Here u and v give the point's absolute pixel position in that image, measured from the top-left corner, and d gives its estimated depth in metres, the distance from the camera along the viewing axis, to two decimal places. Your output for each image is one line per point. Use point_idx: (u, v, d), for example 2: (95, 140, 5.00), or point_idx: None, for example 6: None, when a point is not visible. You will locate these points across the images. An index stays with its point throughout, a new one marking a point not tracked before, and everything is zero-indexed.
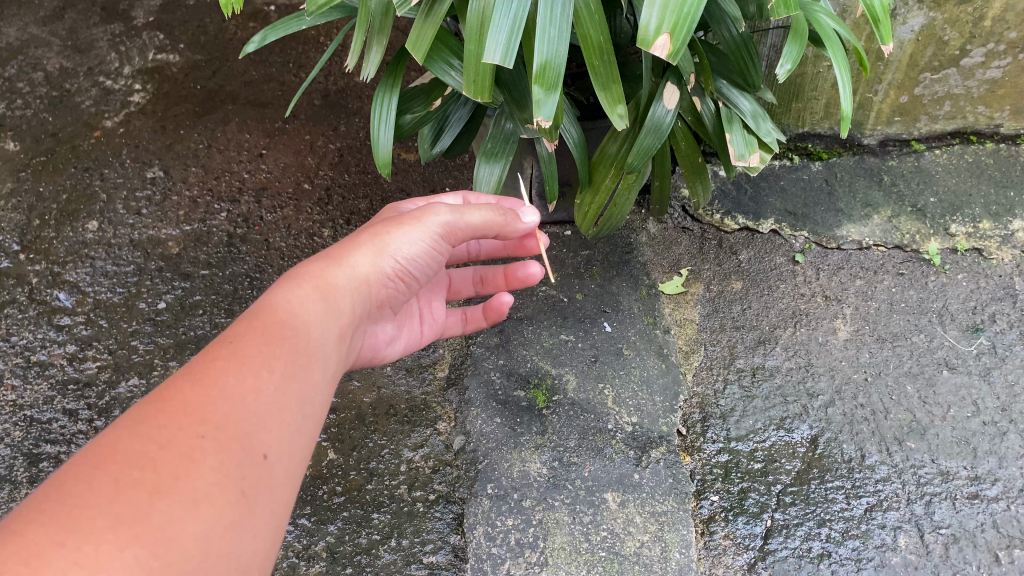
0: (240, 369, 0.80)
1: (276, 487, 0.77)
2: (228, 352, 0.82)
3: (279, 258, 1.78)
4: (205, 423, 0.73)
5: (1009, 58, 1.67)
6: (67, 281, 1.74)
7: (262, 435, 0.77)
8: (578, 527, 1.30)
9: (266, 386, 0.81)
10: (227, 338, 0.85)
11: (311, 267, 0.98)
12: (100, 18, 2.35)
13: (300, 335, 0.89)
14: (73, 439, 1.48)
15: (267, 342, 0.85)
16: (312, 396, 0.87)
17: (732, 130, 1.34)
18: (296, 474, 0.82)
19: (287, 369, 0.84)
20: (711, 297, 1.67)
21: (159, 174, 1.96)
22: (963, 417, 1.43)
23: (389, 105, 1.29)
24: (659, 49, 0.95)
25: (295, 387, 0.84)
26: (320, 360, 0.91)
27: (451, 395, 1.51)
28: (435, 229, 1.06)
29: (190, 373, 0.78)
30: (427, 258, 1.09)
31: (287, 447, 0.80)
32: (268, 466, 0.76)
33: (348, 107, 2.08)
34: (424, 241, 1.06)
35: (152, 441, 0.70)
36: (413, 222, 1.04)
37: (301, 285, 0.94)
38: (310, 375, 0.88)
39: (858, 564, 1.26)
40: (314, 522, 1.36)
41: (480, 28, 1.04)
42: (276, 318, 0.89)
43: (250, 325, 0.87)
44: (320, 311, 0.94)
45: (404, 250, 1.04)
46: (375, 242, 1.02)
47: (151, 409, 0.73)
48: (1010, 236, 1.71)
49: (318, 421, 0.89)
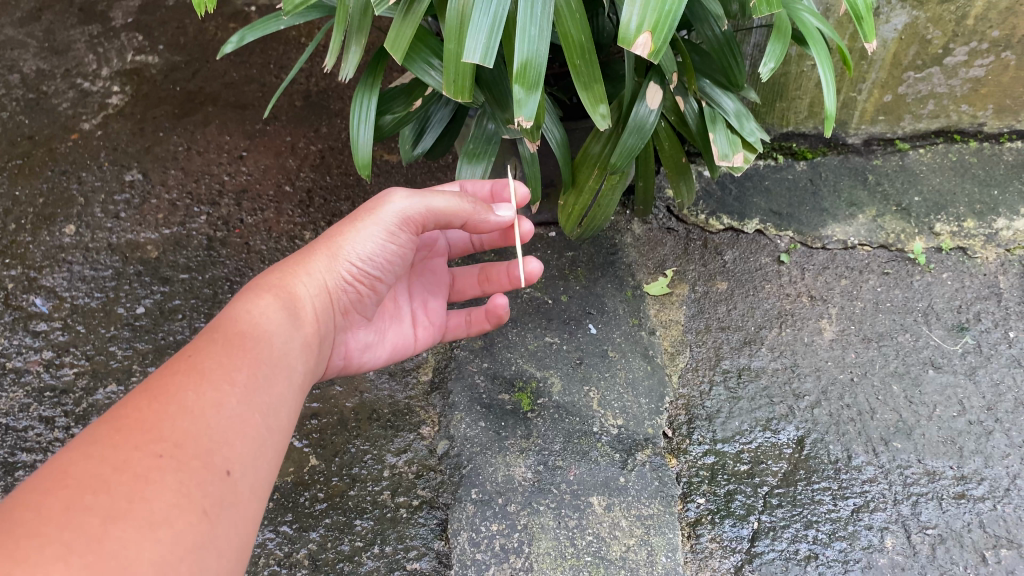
0: (200, 384, 0.80)
1: (241, 503, 0.76)
2: (187, 366, 0.82)
3: (260, 262, 1.75)
4: (163, 440, 0.72)
5: (991, 56, 1.67)
6: (43, 287, 1.71)
7: (224, 451, 0.76)
8: (563, 531, 1.28)
9: (228, 400, 0.81)
10: (187, 352, 0.85)
11: (271, 278, 1.00)
12: (77, 20, 2.32)
13: (261, 346, 0.89)
14: (50, 447, 1.45)
15: (226, 354, 0.86)
16: (276, 409, 0.87)
17: (715, 129, 1.32)
18: (262, 491, 0.80)
19: (248, 381, 0.84)
20: (696, 298, 1.66)
21: (138, 177, 1.93)
22: (949, 417, 1.42)
23: (369, 105, 1.28)
24: (640, 48, 0.94)
25: (256, 400, 0.84)
26: (284, 370, 0.91)
27: (434, 399, 1.50)
28: (390, 220, 1.04)
29: (147, 390, 0.78)
30: (393, 252, 1.07)
31: (251, 463, 0.79)
32: (232, 482, 0.75)
33: (329, 108, 2.07)
34: (381, 236, 1.04)
35: (106, 463, 0.68)
36: (366, 218, 1.03)
37: (261, 296, 0.96)
38: (273, 386, 0.88)
39: (845, 565, 1.25)
40: (296, 529, 1.34)
41: (460, 27, 1.02)
42: (236, 329, 0.90)
43: (210, 339, 0.87)
44: (282, 320, 0.94)
45: (361, 249, 1.03)
46: (330, 246, 1.03)
47: (105, 430, 0.72)
48: (994, 234, 1.71)
49: (284, 436, 0.88)
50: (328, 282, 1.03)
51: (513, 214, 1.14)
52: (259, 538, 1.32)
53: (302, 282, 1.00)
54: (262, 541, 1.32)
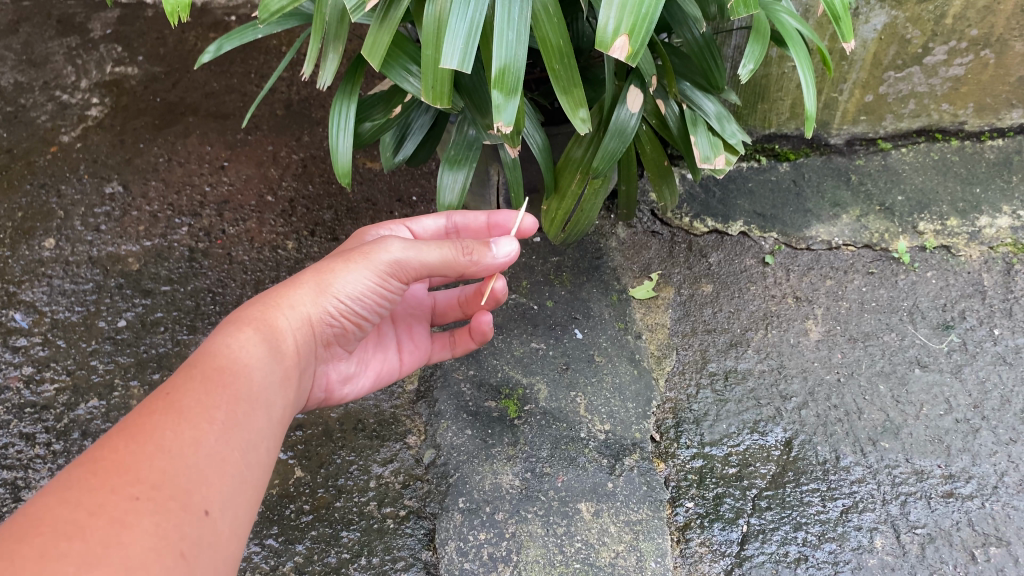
0: (178, 423, 0.78)
1: (219, 544, 0.75)
2: (165, 404, 0.81)
3: (242, 273, 1.74)
4: (141, 482, 0.71)
5: (971, 55, 1.67)
6: (22, 301, 1.69)
7: (202, 491, 0.75)
8: (552, 539, 1.27)
9: (206, 438, 0.79)
10: (165, 390, 0.83)
11: (253, 309, 0.99)
12: (56, 32, 2.29)
13: (241, 382, 0.88)
14: (30, 464, 1.43)
15: (206, 391, 0.84)
16: (255, 445, 0.86)
17: (696, 131, 1.33)
18: (240, 529, 0.80)
19: (227, 419, 0.83)
20: (682, 301, 1.66)
21: (118, 189, 1.91)
22: (936, 415, 1.42)
23: (348, 113, 1.26)
24: (617, 51, 0.94)
25: (235, 437, 0.83)
26: (263, 406, 0.90)
27: (420, 408, 1.48)
28: (382, 267, 1.01)
29: (124, 429, 0.76)
30: (382, 293, 1.05)
31: (230, 501, 0.78)
32: (211, 522, 0.75)
33: (311, 117, 2.05)
34: (371, 279, 1.02)
35: (81, 508, 0.67)
36: (357, 260, 1.01)
37: (242, 329, 0.94)
38: (252, 423, 0.86)
39: (835, 567, 1.24)
40: (282, 542, 1.32)
41: (437, 33, 1.02)
42: (216, 365, 0.88)
43: (188, 375, 0.85)
44: (262, 355, 0.93)
45: (347, 289, 1.01)
46: (318, 280, 1.01)
47: (81, 473, 0.71)
48: (977, 232, 1.72)
49: (262, 473, 0.87)
50: (311, 316, 1.02)
51: (512, 249, 1.05)
52: (244, 552, 1.30)
53: (283, 314, 0.99)
54: (248, 555, 1.30)
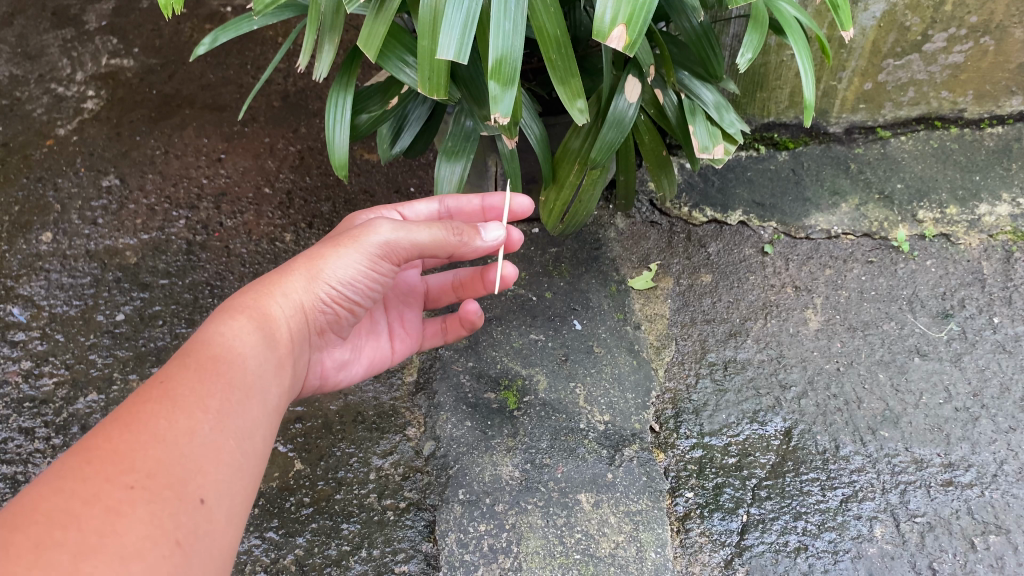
0: (172, 411, 0.78)
1: (214, 532, 0.75)
2: (160, 393, 0.80)
3: (240, 265, 1.73)
4: (135, 471, 0.71)
5: (970, 42, 1.65)
6: (20, 295, 1.69)
7: (196, 479, 0.75)
8: (552, 530, 1.27)
9: (201, 427, 0.79)
10: (159, 379, 0.82)
11: (246, 296, 0.98)
12: (51, 24, 2.28)
13: (235, 370, 0.87)
14: (30, 458, 1.43)
15: (199, 379, 0.84)
16: (251, 433, 0.86)
17: (694, 121, 1.31)
18: (237, 517, 0.80)
19: (221, 406, 0.83)
20: (680, 291, 1.65)
21: (115, 182, 1.91)
22: (935, 404, 1.42)
23: (345, 104, 1.26)
24: (614, 41, 0.93)
25: (229, 425, 0.83)
26: (258, 393, 0.89)
27: (420, 400, 1.48)
28: (372, 249, 1.01)
29: (119, 419, 0.76)
30: (374, 277, 1.05)
31: (225, 489, 0.78)
32: (207, 510, 0.75)
33: (308, 108, 2.04)
34: (362, 262, 1.01)
35: (76, 496, 0.67)
36: (347, 245, 1.00)
37: (235, 318, 0.93)
38: (247, 411, 0.86)
39: (835, 556, 1.24)
40: (282, 535, 1.32)
41: (433, 24, 1.01)
42: (209, 354, 0.87)
43: (182, 364, 0.85)
44: (255, 342, 0.93)
45: (339, 274, 1.01)
46: (309, 266, 1.00)
47: (75, 462, 0.70)
48: (976, 220, 1.71)
49: (259, 460, 0.87)
50: (304, 303, 1.01)
51: (499, 235, 1.08)
52: (245, 545, 1.31)
53: (277, 302, 0.99)
54: (249, 547, 1.31)
